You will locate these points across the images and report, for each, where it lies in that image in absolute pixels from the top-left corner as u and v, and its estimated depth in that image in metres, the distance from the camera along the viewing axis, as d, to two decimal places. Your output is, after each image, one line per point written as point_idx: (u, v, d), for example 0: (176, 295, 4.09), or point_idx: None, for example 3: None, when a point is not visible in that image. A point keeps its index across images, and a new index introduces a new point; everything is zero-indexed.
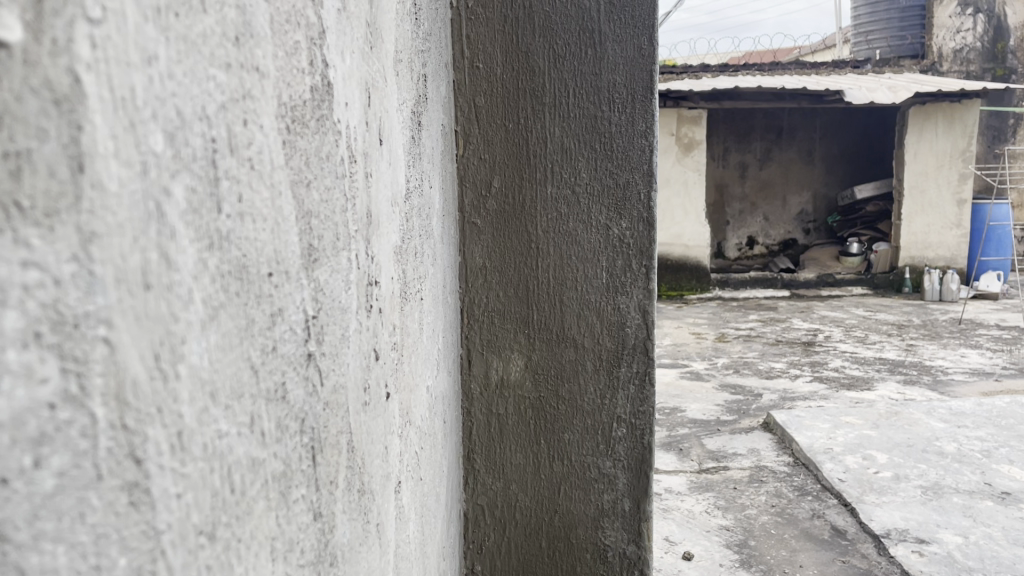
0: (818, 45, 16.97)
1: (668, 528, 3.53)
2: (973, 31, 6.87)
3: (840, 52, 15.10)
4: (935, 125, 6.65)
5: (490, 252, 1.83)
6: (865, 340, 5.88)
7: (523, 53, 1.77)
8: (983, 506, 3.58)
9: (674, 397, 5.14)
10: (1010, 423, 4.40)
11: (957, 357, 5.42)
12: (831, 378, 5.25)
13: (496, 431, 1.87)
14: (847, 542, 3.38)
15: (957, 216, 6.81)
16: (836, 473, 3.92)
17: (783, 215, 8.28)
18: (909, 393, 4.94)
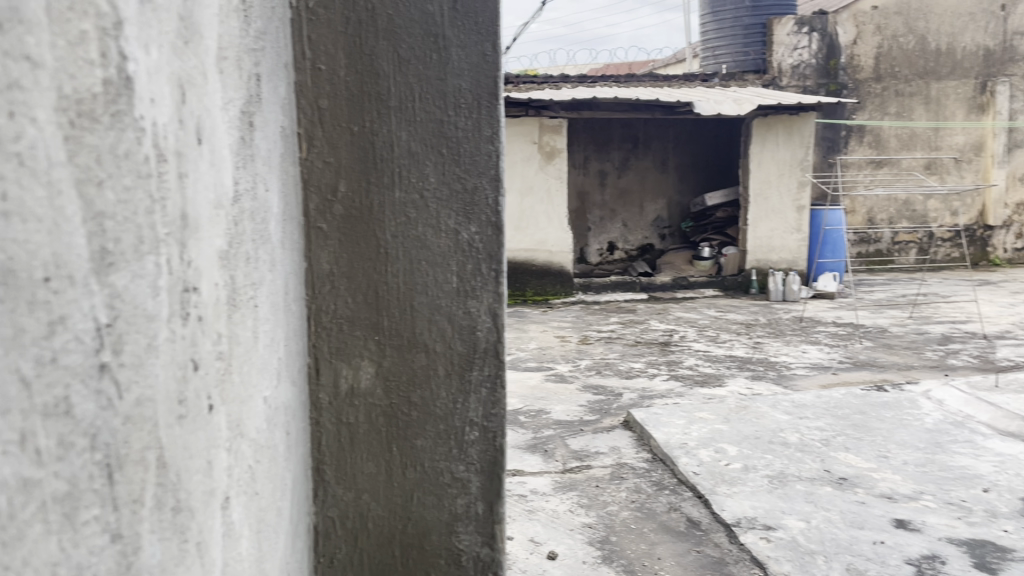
0: (669, 59, 17.70)
1: (533, 529, 3.57)
2: (809, 48, 7.14)
3: (693, 67, 15.74)
4: (776, 135, 7.01)
5: (336, 258, 1.77)
6: (718, 339, 6.15)
7: (367, 56, 1.73)
8: (822, 491, 3.87)
9: (538, 400, 5.20)
10: (845, 413, 4.74)
11: (798, 352, 5.79)
12: (686, 376, 5.47)
13: (346, 441, 1.81)
14: (701, 532, 3.55)
15: (797, 221, 7.20)
16: (691, 467, 4.11)
17: (641, 221, 8.56)
18: (757, 387, 5.23)
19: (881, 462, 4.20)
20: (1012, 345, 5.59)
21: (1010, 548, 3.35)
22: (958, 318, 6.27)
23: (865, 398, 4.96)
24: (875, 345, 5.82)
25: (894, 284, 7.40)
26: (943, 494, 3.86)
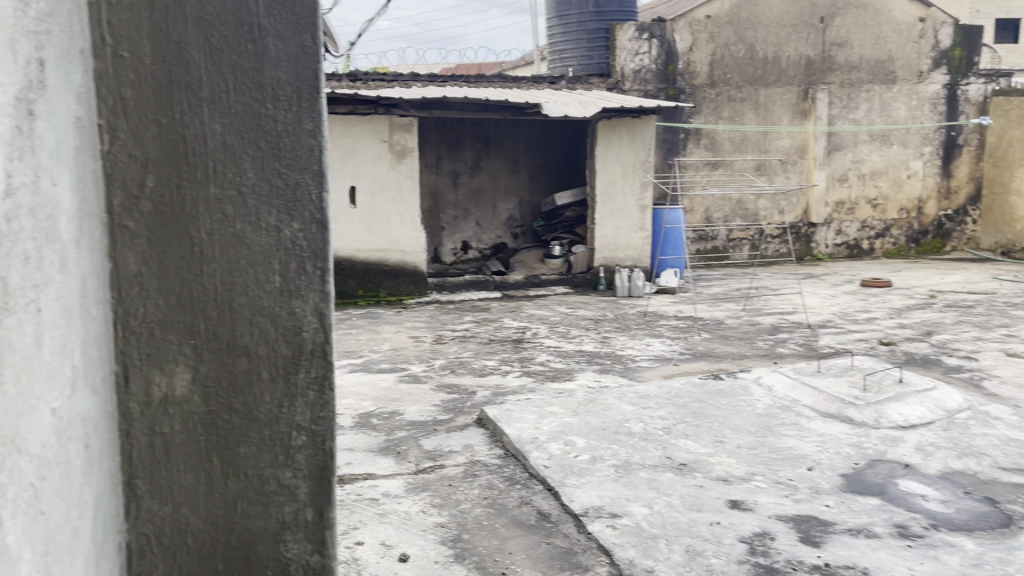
0: (521, 63, 17.99)
1: (385, 532, 3.51)
2: (649, 55, 7.47)
3: (542, 70, 15.72)
4: (619, 136, 7.19)
5: (145, 258, 1.66)
6: (568, 335, 6.30)
7: (174, 44, 1.64)
8: (663, 477, 4.05)
9: (391, 401, 5.13)
10: (684, 402, 4.99)
11: (642, 346, 6.02)
12: (538, 372, 5.57)
13: (161, 453, 1.71)
14: (551, 524, 3.62)
15: (640, 220, 7.41)
16: (541, 461, 4.18)
17: (494, 221, 8.63)
18: (605, 380, 5.40)
19: (718, 447, 4.44)
20: (832, 334, 6.06)
21: (831, 521, 3.64)
22: (786, 309, 6.72)
23: (702, 387, 5.23)
24: (712, 337, 6.15)
25: (729, 279, 7.76)
26: (773, 474, 4.13)
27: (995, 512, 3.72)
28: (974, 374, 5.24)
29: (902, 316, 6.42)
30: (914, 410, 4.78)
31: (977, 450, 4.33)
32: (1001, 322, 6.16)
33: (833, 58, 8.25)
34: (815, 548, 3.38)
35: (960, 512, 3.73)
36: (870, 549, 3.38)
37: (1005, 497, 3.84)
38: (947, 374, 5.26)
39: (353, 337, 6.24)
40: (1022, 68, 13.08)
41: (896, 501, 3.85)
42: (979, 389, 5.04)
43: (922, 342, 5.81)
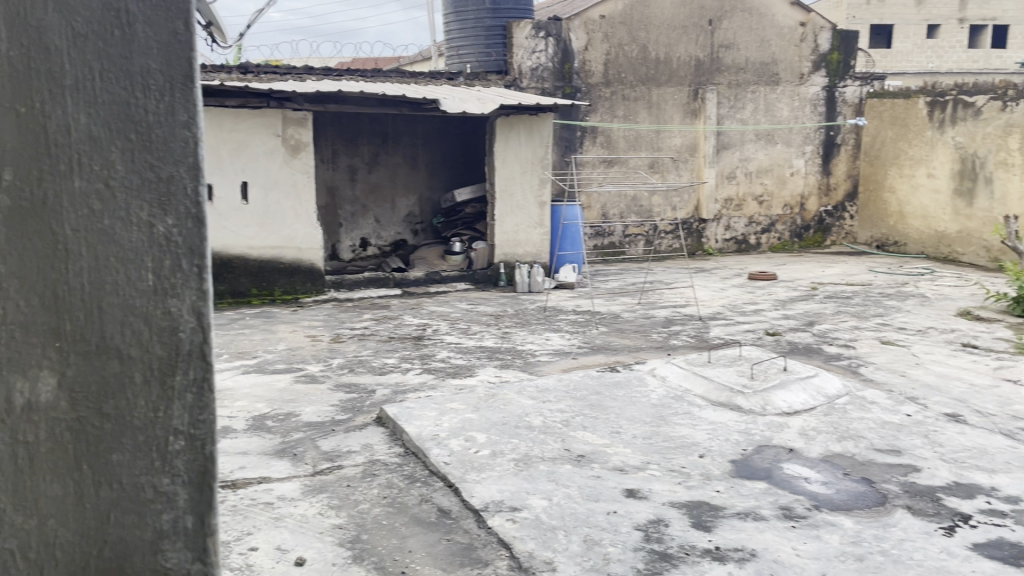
0: (418, 58, 17.82)
1: (280, 536, 3.43)
2: (545, 53, 7.54)
3: (439, 65, 15.62)
4: (517, 133, 7.22)
5: (2, 256, 1.56)
6: (468, 331, 6.30)
7: (33, 28, 1.55)
8: (562, 469, 4.10)
9: (287, 403, 5.00)
10: (582, 395, 5.07)
11: (542, 340, 6.09)
12: (438, 369, 5.54)
13: (25, 463, 1.61)
14: (451, 520, 3.62)
15: (539, 216, 7.47)
16: (441, 458, 4.16)
17: (393, 217, 8.53)
18: (505, 375, 5.43)
19: (614, 438, 4.54)
20: (722, 325, 6.29)
21: (721, 506, 3.79)
22: (679, 302, 6.93)
23: (600, 379, 5.34)
24: (609, 330, 6.27)
25: (626, 273, 7.94)
26: (667, 462, 4.25)
27: (870, 491, 3.96)
28: (852, 361, 5.55)
29: (786, 308, 6.73)
30: (797, 397, 5.02)
31: (854, 433, 4.59)
32: (875, 312, 6.54)
33: (721, 60, 8.52)
34: (706, 533, 3.50)
35: (839, 492, 3.95)
36: (757, 531, 3.54)
37: (879, 477, 4.09)
38: (827, 362, 5.55)
39: (246, 338, 6.04)
40: (892, 70, 13.84)
41: (781, 484, 4.04)
42: (856, 376, 5.34)
43: (805, 331, 6.10)
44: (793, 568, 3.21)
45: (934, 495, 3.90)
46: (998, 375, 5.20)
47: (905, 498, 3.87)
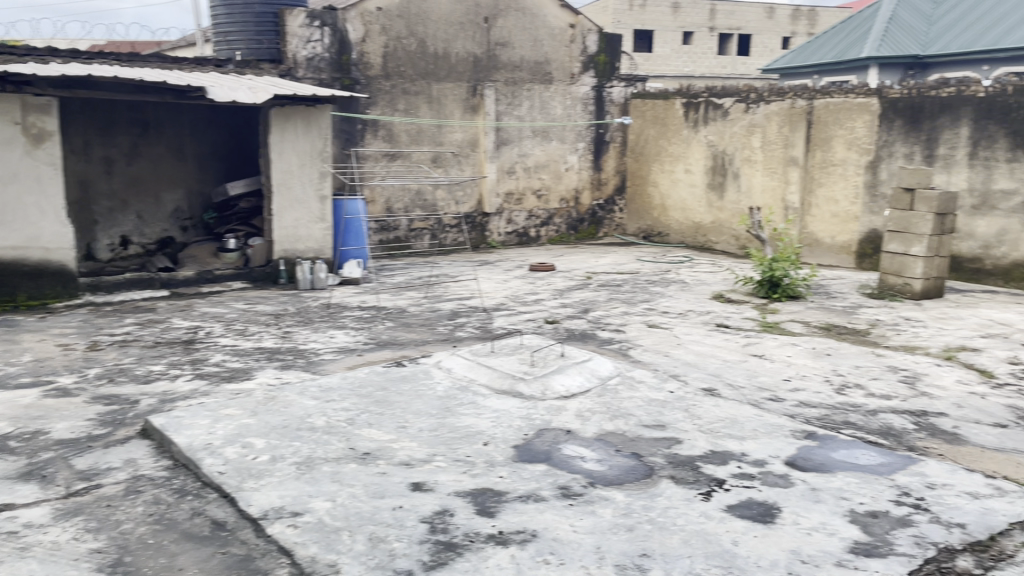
0: (180, 42, 16.62)
1: (26, 568, 3.07)
2: (321, 42, 7.35)
3: (205, 50, 14.66)
4: (294, 126, 6.93)
5: None
6: (246, 332, 5.99)
7: None
8: (346, 469, 4.01)
9: (34, 420, 4.48)
10: (368, 391, 5.00)
11: (325, 338, 5.92)
12: (211, 374, 5.21)
13: None
14: (227, 532, 3.43)
15: (320, 211, 7.23)
16: (215, 467, 3.93)
17: (158, 213, 7.91)
18: (285, 376, 5.21)
19: (400, 432, 4.51)
20: (505, 315, 6.46)
21: (504, 491, 3.88)
22: (463, 294, 7.03)
23: (386, 374, 5.29)
24: (395, 325, 6.23)
25: (412, 268, 7.92)
26: (452, 453, 4.29)
27: (639, 464, 4.25)
28: (623, 344, 5.91)
29: (564, 297, 7.03)
30: (574, 380, 5.26)
31: (625, 411, 4.90)
32: (643, 298, 7.01)
33: (497, 58, 8.67)
34: (490, 519, 3.58)
35: (612, 468, 4.20)
36: (538, 512, 3.67)
37: (647, 451, 4.40)
38: (601, 346, 5.87)
39: None
40: (652, 72, 14.85)
41: (560, 465, 4.21)
42: (627, 358, 5.70)
43: (581, 318, 6.41)
44: (570, 544, 3.39)
45: (693, 463, 4.25)
46: (746, 351, 5.77)
47: (670, 468, 4.20)
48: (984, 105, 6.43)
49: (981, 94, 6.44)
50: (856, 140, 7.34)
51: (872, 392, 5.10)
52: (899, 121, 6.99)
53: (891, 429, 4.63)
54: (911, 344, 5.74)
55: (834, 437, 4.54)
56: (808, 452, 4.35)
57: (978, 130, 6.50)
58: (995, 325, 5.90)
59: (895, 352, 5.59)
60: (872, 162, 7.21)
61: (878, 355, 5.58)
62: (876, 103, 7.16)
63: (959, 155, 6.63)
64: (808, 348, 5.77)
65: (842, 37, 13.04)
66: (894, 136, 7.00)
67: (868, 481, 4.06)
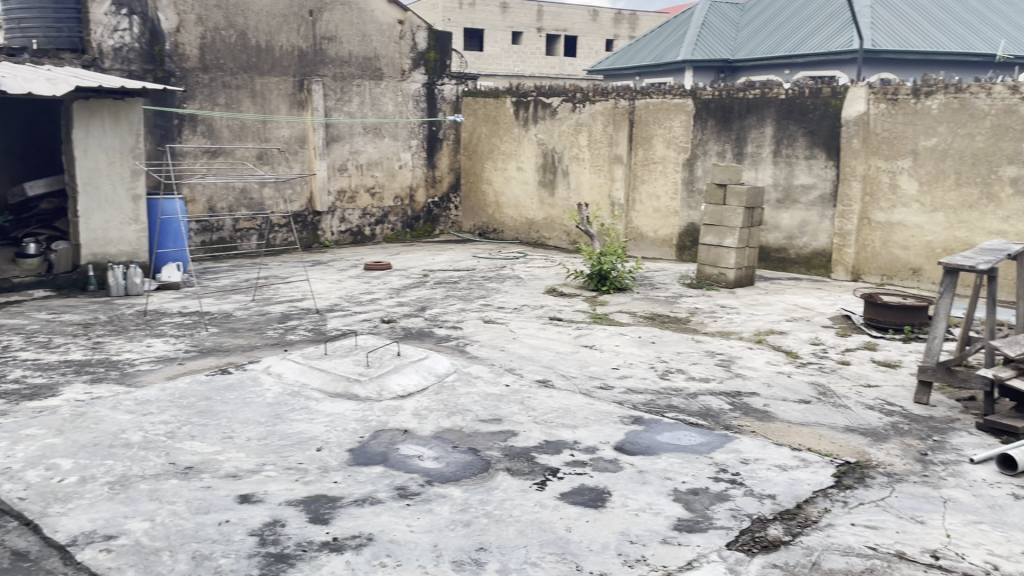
0: None
1: None
2: (130, 32, 6.89)
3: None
4: (100, 119, 6.45)
5: None
6: (50, 344, 5.50)
7: None
8: (167, 485, 3.77)
9: None
10: (190, 402, 4.73)
11: (142, 348, 5.54)
12: (9, 392, 4.74)
13: None
14: (28, 563, 3.11)
15: (134, 212, 6.76)
16: (14, 494, 3.57)
17: None
18: (97, 391, 4.83)
19: (226, 443, 4.29)
20: (339, 316, 6.31)
21: (338, 496, 3.78)
22: (295, 296, 6.81)
23: (210, 383, 5.03)
24: (220, 331, 5.93)
25: (238, 270, 7.58)
26: (283, 461, 4.13)
27: (476, 459, 4.28)
28: (460, 341, 5.93)
29: (399, 295, 6.96)
30: (410, 379, 5.20)
31: (461, 407, 4.91)
32: (479, 294, 7.05)
33: (324, 53, 8.47)
34: (323, 526, 3.47)
35: (449, 464, 4.21)
36: (373, 515, 3.60)
37: (483, 445, 4.43)
38: (438, 343, 5.85)
39: None
40: (484, 71, 15.01)
41: (396, 466, 4.16)
42: (464, 354, 5.71)
43: (417, 317, 6.38)
44: (407, 545, 3.35)
45: (528, 455, 4.32)
46: (578, 343, 5.95)
47: (506, 461, 4.25)
48: (786, 106, 7.03)
49: (783, 96, 7.05)
50: (673, 139, 7.74)
51: (692, 375, 5.42)
52: (711, 121, 7.51)
53: (709, 411, 4.92)
54: (726, 330, 6.14)
55: (658, 420, 4.78)
56: (636, 436, 4.54)
57: (781, 130, 7.10)
58: (799, 309, 6.44)
59: (713, 338, 5.97)
60: (689, 159, 7.69)
61: (698, 341, 5.94)
62: (691, 104, 7.59)
63: (765, 152, 7.21)
64: (634, 338, 6.03)
65: (661, 41, 13.76)
66: (707, 135, 7.51)
67: (689, 460, 4.29)
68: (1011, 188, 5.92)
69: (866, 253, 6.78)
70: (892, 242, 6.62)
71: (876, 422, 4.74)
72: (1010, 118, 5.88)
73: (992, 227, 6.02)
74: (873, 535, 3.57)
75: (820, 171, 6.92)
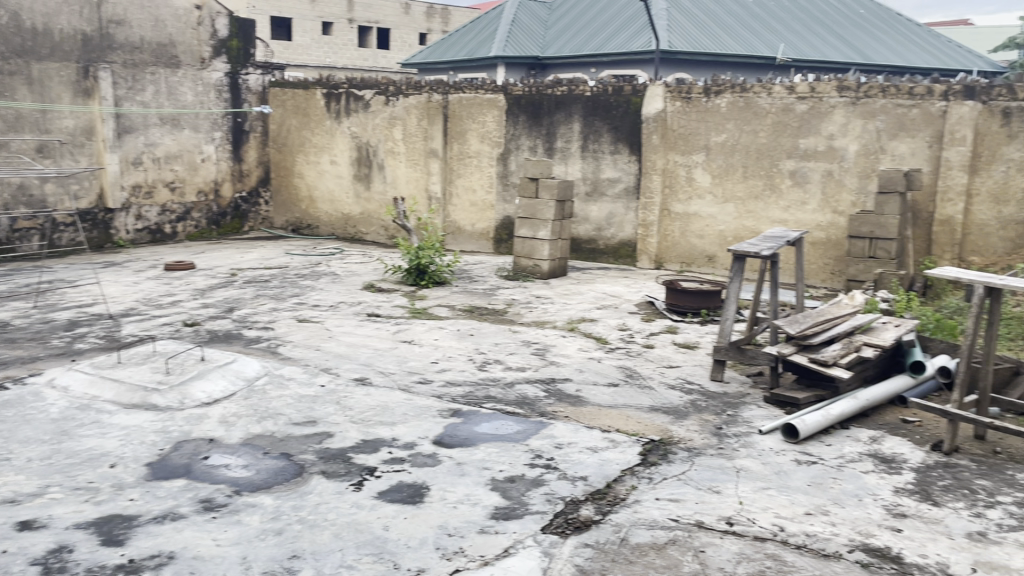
0: None
1: None
2: None
3: None
4: None
5: None
6: None
7: None
8: None
9: None
10: None
11: None
12: None
13: None
14: None
15: None
16: None
17: None
18: None
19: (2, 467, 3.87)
20: (135, 321, 5.88)
21: (136, 514, 3.52)
22: (84, 301, 6.27)
23: None
24: None
25: (18, 274, 6.87)
26: (70, 481, 3.78)
27: (289, 464, 4.11)
28: (271, 342, 5.69)
29: (205, 296, 6.60)
30: (216, 385, 4.93)
31: (273, 411, 4.70)
32: (292, 293, 6.82)
33: (112, 37, 7.80)
34: (118, 548, 3.22)
35: (259, 472, 4.01)
36: (175, 531, 3.38)
37: (297, 449, 4.26)
38: (247, 345, 5.59)
39: None
40: (293, 61, 14.53)
41: (200, 477, 3.92)
42: (276, 356, 5.47)
43: (224, 318, 6.07)
44: (212, 560, 3.16)
45: (344, 455, 4.22)
46: (396, 338, 5.88)
47: (320, 464, 4.11)
48: (591, 103, 7.32)
49: (588, 93, 7.33)
50: (487, 134, 7.86)
51: (509, 365, 5.52)
52: (523, 117, 7.69)
53: (526, 399, 5.02)
54: (541, 320, 6.30)
55: (476, 411, 4.81)
56: (454, 430, 4.55)
57: (587, 126, 7.39)
58: (608, 298, 6.73)
59: (528, 328, 6.12)
60: (502, 154, 7.83)
61: (514, 332, 6.05)
62: (503, 100, 7.71)
63: (573, 148, 7.49)
64: (453, 331, 6.06)
65: (474, 35, 13.92)
66: (518, 130, 7.69)
67: (506, 448, 4.34)
68: (790, 180, 6.55)
69: (666, 242, 7.21)
70: (690, 232, 7.10)
71: (678, 401, 5.04)
72: (788, 116, 6.50)
73: (775, 216, 6.62)
74: (675, 508, 3.78)
75: (624, 165, 7.27)
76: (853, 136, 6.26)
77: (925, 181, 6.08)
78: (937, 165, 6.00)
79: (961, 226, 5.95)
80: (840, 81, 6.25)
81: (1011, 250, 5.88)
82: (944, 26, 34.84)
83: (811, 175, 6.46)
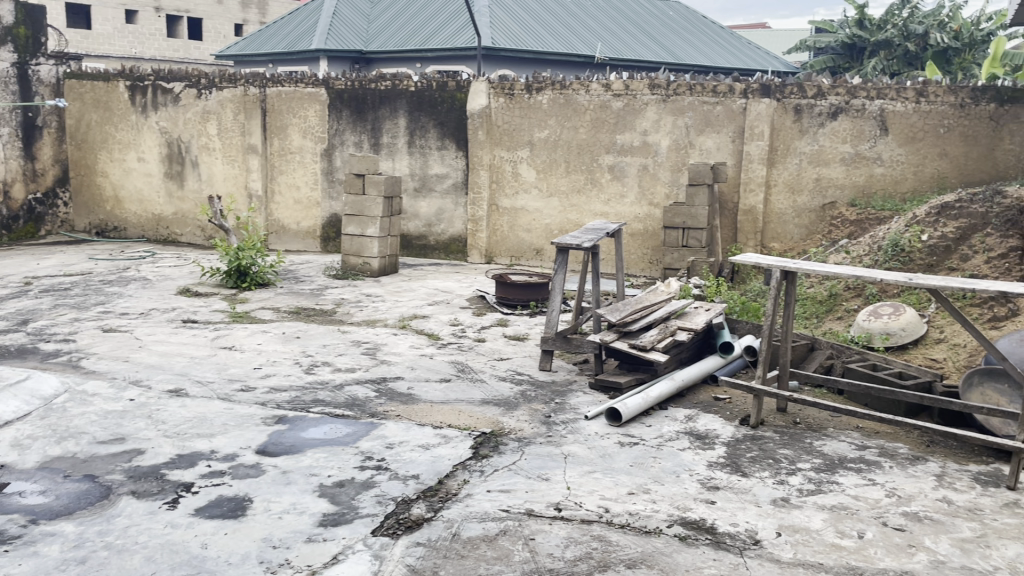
0: None
1: None
2: None
3: None
4: None
5: None
6: None
7: None
8: None
9: None
10: None
11: None
12: None
13: None
14: None
15: None
16: None
17: None
18: None
19: None
20: None
21: None
22: None
23: None
24: None
25: None
26: None
27: (93, 486, 3.79)
28: (72, 356, 5.26)
29: None
30: (7, 406, 4.49)
31: (74, 430, 4.33)
32: (96, 301, 6.33)
33: None
34: None
35: (59, 497, 3.67)
36: None
37: (102, 470, 3.94)
38: (44, 361, 5.14)
39: None
40: (91, 51, 13.48)
41: None
42: (77, 370, 5.05)
43: (16, 332, 5.55)
44: None
45: (157, 472, 3.94)
46: (215, 345, 5.59)
47: (130, 484, 3.81)
48: (416, 98, 7.29)
49: (412, 88, 7.30)
50: (309, 129, 7.69)
51: (338, 367, 5.38)
52: (346, 112, 7.54)
53: (355, 400, 4.90)
54: (371, 318, 6.20)
55: (303, 417, 4.65)
56: (278, 437, 4.38)
57: (413, 121, 7.35)
58: (440, 293, 6.73)
59: (358, 327, 6.00)
60: (326, 150, 7.65)
61: (343, 332, 5.93)
62: (324, 94, 7.56)
63: (399, 143, 7.43)
64: (278, 334, 5.85)
65: (293, 26, 13.59)
66: (342, 125, 7.54)
67: (334, 452, 4.23)
68: (609, 174, 6.82)
69: (496, 237, 7.33)
70: (518, 227, 7.25)
71: (507, 392, 5.10)
72: (604, 113, 6.76)
73: (596, 209, 6.88)
74: (506, 498, 3.81)
75: (451, 161, 7.30)
76: (664, 132, 6.60)
77: (730, 173, 6.51)
78: (740, 158, 6.46)
79: (762, 215, 6.44)
80: (652, 80, 6.58)
81: (805, 235, 6.40)
82: (748, 27, 37.49)
83: (627, 169, 6.77)
